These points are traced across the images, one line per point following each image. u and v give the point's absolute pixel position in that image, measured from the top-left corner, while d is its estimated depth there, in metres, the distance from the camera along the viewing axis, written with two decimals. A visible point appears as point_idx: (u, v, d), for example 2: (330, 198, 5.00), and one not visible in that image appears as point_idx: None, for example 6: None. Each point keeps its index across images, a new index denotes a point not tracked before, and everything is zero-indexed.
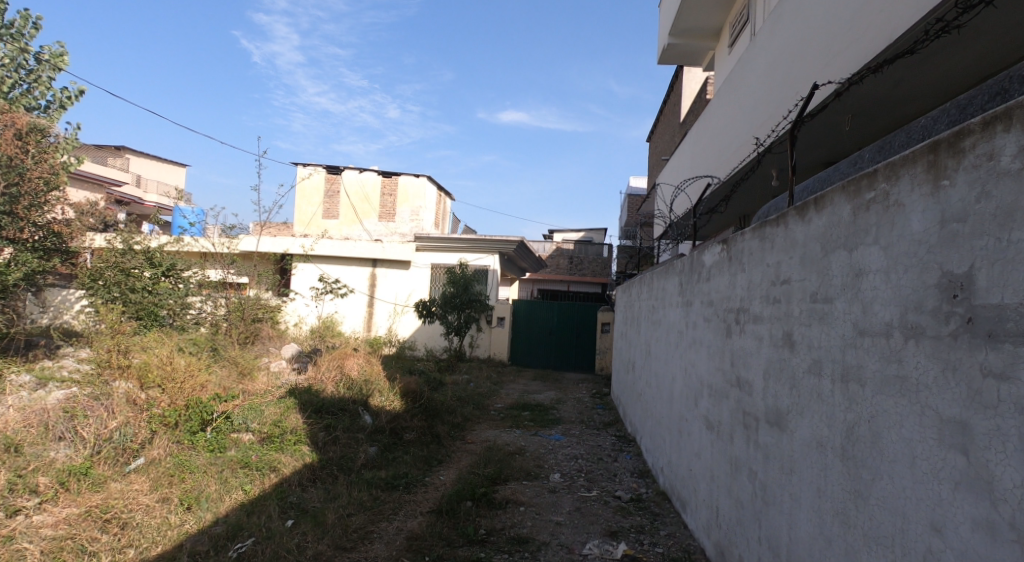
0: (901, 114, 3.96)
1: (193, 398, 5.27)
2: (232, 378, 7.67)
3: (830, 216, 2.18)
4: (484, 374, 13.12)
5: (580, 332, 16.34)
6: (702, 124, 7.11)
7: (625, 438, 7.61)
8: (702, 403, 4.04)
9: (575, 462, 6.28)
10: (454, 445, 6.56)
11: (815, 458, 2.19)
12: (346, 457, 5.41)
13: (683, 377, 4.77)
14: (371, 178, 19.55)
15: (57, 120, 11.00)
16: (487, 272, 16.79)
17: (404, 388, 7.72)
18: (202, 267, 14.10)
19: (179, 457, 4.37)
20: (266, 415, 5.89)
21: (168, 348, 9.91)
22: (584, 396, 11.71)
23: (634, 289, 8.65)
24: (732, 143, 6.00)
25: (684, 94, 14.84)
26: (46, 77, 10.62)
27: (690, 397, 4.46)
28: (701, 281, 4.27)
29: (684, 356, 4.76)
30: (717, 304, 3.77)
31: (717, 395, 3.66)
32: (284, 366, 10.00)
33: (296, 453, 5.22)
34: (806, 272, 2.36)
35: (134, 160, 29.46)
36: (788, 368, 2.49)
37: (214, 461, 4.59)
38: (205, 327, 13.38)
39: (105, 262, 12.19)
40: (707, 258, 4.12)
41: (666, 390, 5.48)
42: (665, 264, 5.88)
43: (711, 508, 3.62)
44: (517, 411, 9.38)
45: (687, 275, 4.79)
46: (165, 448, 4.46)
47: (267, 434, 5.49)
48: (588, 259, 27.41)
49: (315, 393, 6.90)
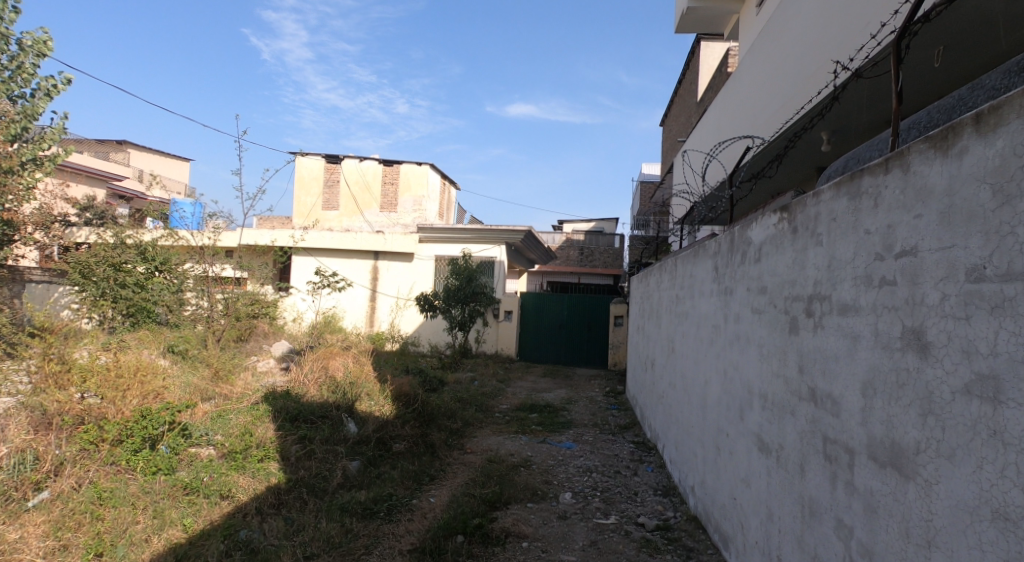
0: (1009, 43, 3.11)
1: (142, 407, 4.56)
2: (205, 383, 6.92)
3: (1016, 135, 1.30)
4: (489, 372, 12.30)
5: (592, 326, 15.47)
6: (730, 87, 6.23)
7: (645, 445, 6.76)
8: (750, 418, 3.20)
9: (588, 477, 5.45)
10: (450, 457, 5.77)
11: (987, 535, 1.33)
12: (322, 477, 4.65)
13: (719, 383, 3.94)
14: (371, 166, 18.74)
15: (40, 111, 10.22)
16: (493, 264, 15.90)
17: (396, 391, 6.93)
18: (200, 259, 12.93)
19: (97, 488, 3.62)
20: (232, 425, 5.19)
21: (145, 352, 9.19)
22: (597, 394, 10.85)
23: (652, 276, 7.77)
24: (768, 104, 5.13)
25: (702, 70, 13.90)
26: (29, 64, 9.84)
27: (731, 408, 3.63)
28: (746, 263, 3.41)
29: (722, 358, 3.90)
30: (775, 289, 2.90)
31: (774, 409, 2.82)
32: (272, 365, 9.25)
33: (259, 474, 4.44)
34: (955, 236, 1.49)
35: (137, 156, 28.93)
36: (915, 383, 1.64)
37: (152, 488, 3.84)
38: (201, 324, 12.35)
39: (98, 257, 11.97)
40: (755, 233, 3.27)
41: (696, 395, 4.65)
42: (692, 247, 5.02)
43: (769, 557, 2.76)
44: (525, 413, 8.55)
45: (724, 257, 3.94)
46: (80, 478, 3.72)
47: (229, 449, 4.72)
48: (600, 250, 26.50)
49: (294, 398, 6.12)
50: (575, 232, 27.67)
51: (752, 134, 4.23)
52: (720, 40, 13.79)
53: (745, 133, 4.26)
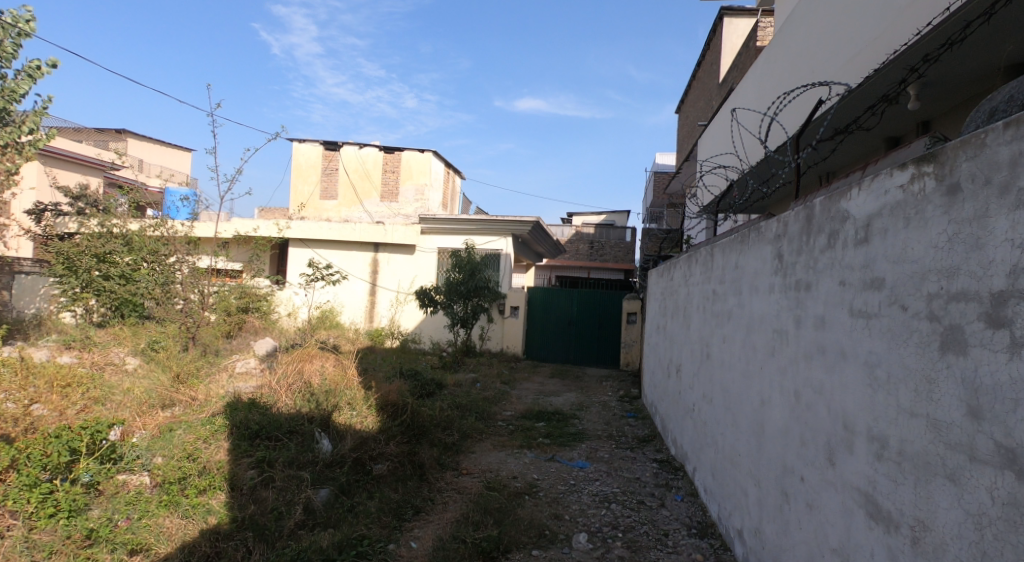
0: None
1: (57, 426, 3.75)
2: (163, 390, 6.02)
3: None
4: (493, 373, 11.37)
5: (603, 324, 14.50)
6: (776, 45, 5.25)
7: (670, 465, 5.82)
8: (849, 465, 2.26)
9: (606, 510, 4.52)
10: (441, 482, 4.86)
11: None
12: (278, 516, 3.74)
13: (786, 408, 2.99)
14: (372, 153, 17.83)
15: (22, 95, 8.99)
16: (500, 256, 14.93)
17: (381, 399, 6.00)
18: (195, 250, 11.24)
19: None
20: (176, 444, 4.35)
21: (113, 353, 8.33)
22: (611, 399, 9.91)
23: (677, 270, 6.84)
24: (834, 54, 4.10)
25: (725, 48, 13.07)
26: (9, 43, 8.41)
27: (807, 444, 2.68)
28: (839, 247, 2.45)
29: (790, 375, 2.96)
30: (902, 283, 1.94)
31: (904, 465, 1.87)
32: (252, 366, 8.35)
33: (195, 512, 3.55)
34: None
35: (136, 145, 28.01)
36: None
37: (29, 541, 2.98)
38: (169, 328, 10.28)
39: (81, 249, 11.49)
40: (857, 203, 2.31)
41: (745, 418, 3.71)
42: (740, 233, 4.06)
43: None
44: (530, 421, 7.65)
45: (796, 243, 2.99)
46: None
47: (163, 479, 3.85)
48: (610, 244, 25.58)
49: (261, 409, 5.23)
50: (585, 225, 26.77)
51: (825, 85, 3.24)
52: (745, 16, 12.89)
53: (817, 82, 3.27)
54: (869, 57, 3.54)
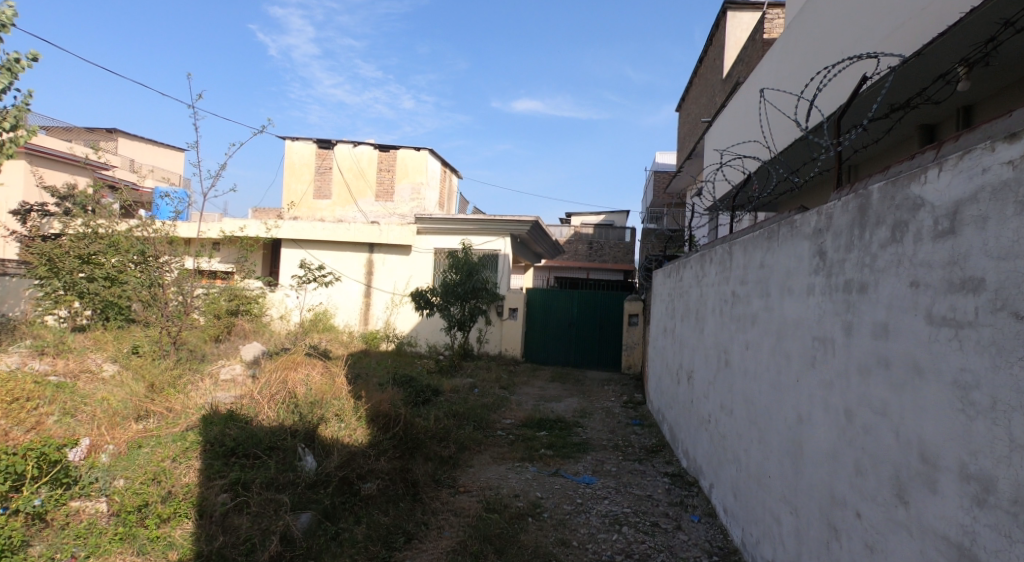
0: None
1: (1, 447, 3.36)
2: (134, 401, 5.53)
3: None
4: (492, 377, 10.91)
5: (605, 326, 14.09)
6: (803, 25, 4.83)
7: (682, 479, 5.42)
8: (930, 507, 1.85)
9: (618, 535, 4.10)
10: (436, 502, 4.43)
11: None
12: (250, 550, 3.30)
13: (833, 429, 2.59)
14: (366, 151, 17.41)
15: None
16: (498, 257, 14.51)
17: (372, 410, 5.57)
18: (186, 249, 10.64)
19: None
20: (140, 464, 3.91)
21: (90, 359, 7.84)
22: (615, 405, 9.48)
23: (688, 269, 6.44)
24: (871, 30, 3.69)
25: (729, 43, 12.73)
26: None
27: (865, 473, 2.28)
28: (910, 242, 2.04)
29: (838, 391, 2.56)
30: (1010, 284, 1.54)
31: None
32: (238, 373, 7.87)
33: (153, 549, 3.15)
34: None
35: (126, 144, 27.42)
36: None
37: None
38: (147, 340, 9.60)
39: (65, 250, 10.98)
40: (937, 188, 1.91)
41: (777, 436, 3.30)
42: (769, 227, 3.65)
43: None
44: (531, 430, 7.23)
45: (844, 239, 2.59)
46: None
47: (120, 508, 3.42)
48: (610, 244, 25.20)
49: (240, 424, 4.78)
50: (583, 225, 26.36)
51: (872, 58, 2.81)
52: (749, 9, 12.53)
53: (864, 54, 2.84)
54: (916, 30, 3.14)
